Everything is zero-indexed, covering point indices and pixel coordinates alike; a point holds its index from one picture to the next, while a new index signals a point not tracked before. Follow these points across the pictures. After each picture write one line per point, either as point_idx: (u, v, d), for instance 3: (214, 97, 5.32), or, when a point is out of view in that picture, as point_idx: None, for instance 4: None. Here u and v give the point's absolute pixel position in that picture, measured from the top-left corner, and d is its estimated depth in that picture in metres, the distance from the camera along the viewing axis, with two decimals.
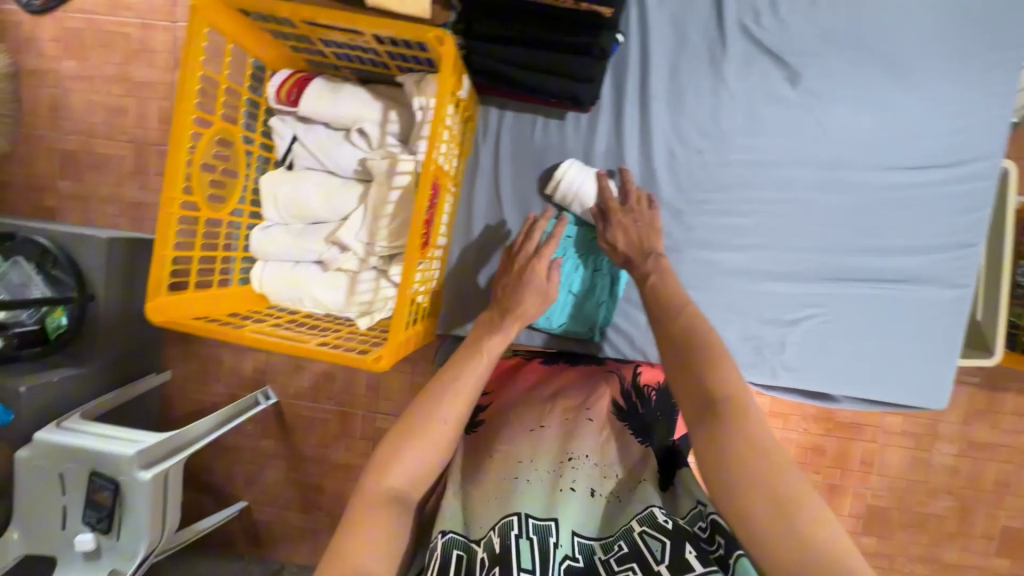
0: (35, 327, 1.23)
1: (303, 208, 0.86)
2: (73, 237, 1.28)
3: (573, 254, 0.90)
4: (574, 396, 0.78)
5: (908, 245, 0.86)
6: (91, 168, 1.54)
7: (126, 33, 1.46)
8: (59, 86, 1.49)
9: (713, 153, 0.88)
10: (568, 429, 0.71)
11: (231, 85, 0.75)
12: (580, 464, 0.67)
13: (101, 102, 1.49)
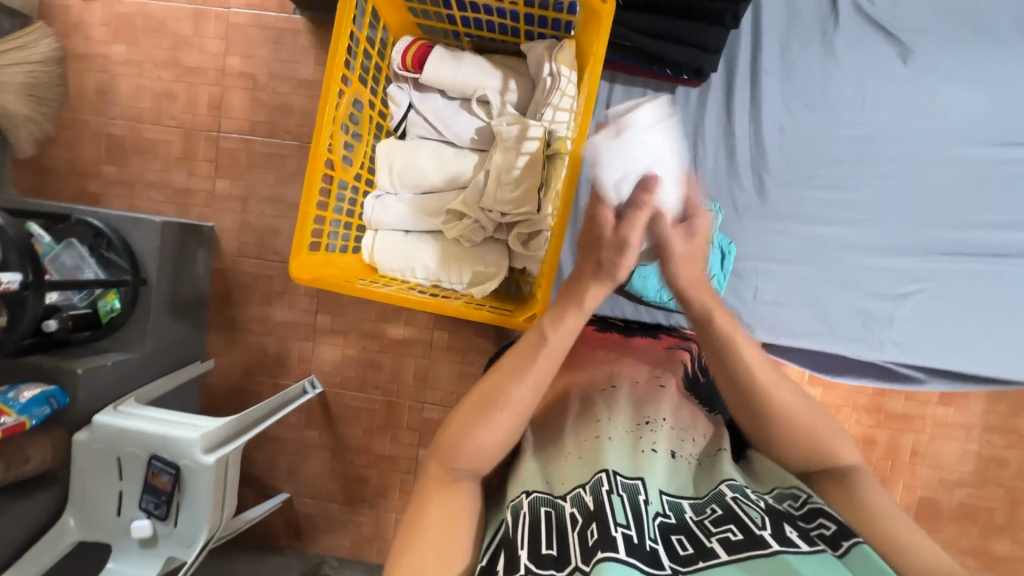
0: (87, 310, 1.21)
1: (417, 176, 0.85)
2: (125, 219, 1.26)
3: None
4: (643, 363, 0.78)
5: (1016, 220, 0.87)
6: (136, 153, 1.51)
7: (179, 18, 1.45)
8: (108, 72, 1.48)
9: (822, 127, 0.89)
10: (644, 394, 0.70)
11: (366, 47, 0.77)
12: (658, 427, 0.65)
13: (152, 87, 1.48)
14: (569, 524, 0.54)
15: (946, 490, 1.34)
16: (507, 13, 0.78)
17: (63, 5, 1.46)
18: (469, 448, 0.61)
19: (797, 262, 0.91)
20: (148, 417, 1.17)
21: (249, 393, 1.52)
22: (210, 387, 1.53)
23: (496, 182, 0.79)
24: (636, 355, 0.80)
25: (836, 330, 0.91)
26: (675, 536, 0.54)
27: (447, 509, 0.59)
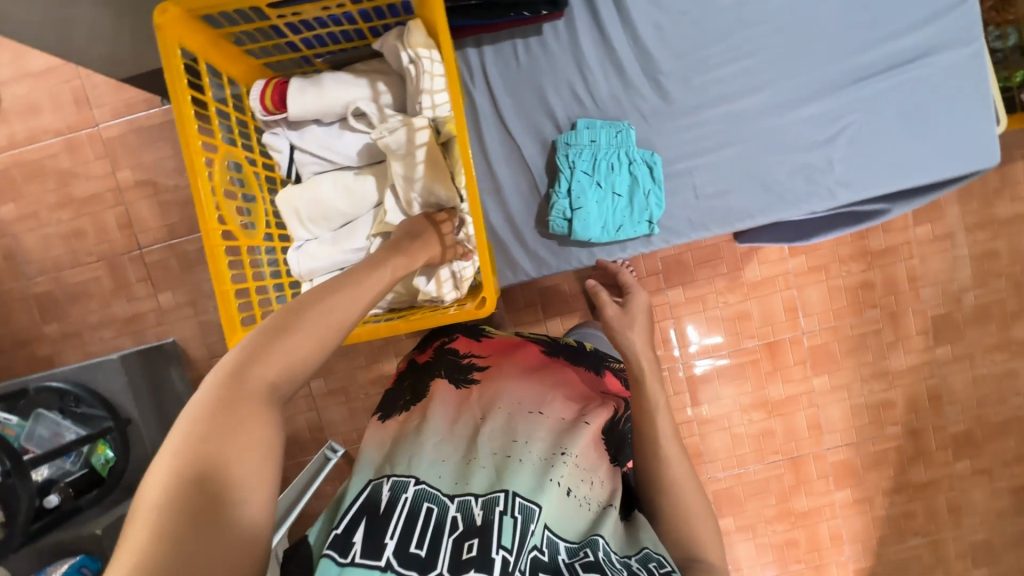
0: (84, 472, 1.17)
1: (329, 211, 0.82)
2: (85, 369, 1.21)
3: (605, 159, 0.88)
4: (574, 393, 0.73)
5: (910, 23, 0.87)
6: (69, 301, 1.45)
7: (54, 155, 1.39)
8: (8, 235, 1.41)
9: (695, 8, 0.88)
10: (564, 429, 0.67)
11: (218, 106, 0.73)
12: (569, 460, 0.63)
13: (58, 232, 1.42)
14: (447, 527, 0.57)
15: (952, 301, 1.36)
16: (344, 18, 0.75)
17: None
18: (266, 364, 0.45)
19: (723, 146, 0.90)
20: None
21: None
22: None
23: (403, 187, 0.77)
24: (568, 376, 0.76)
25: (784, 194, 0.90)
26: (542, 573, 0.55)
27: (230, 432, 0.42)
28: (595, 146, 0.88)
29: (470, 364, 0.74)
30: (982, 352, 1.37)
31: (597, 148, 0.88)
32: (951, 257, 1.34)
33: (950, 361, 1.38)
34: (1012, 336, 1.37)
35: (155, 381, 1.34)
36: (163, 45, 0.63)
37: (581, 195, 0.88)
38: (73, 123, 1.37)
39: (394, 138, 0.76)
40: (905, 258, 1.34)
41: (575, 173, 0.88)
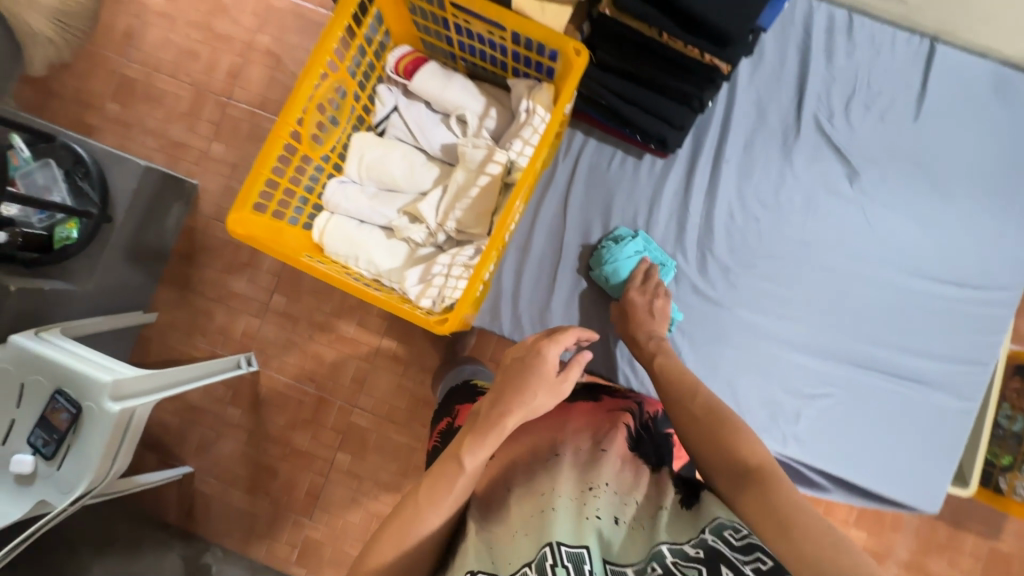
0: (42, 233, 1.21)
1: (385, 173, 0.89)
2: (109, 155, 1.27)
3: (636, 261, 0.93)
4: (584, 429, 0.70)
5: (929, 351, 0.92)
6: (143, 99, 1.54)
7: None
8: (139, 20, 1.54)
9: (770, 224, 0.95)
10: (583, 461, 0.63)
11: (361, 43, 0.82)
12: (600, 493, 0.58)
13: (178, 43, 1.54)
14: None
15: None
16: (500, 48, 0.84)
17: None
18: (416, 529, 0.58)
19: (721, 342, 0.95)
20: (67, 349, 1.12)
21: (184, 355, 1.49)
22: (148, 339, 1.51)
23: (452, 198, 0.84)
24: (575, 415, 0.73)
25: (748, 417, 0.94)
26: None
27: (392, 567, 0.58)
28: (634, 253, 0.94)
29: None
30: None
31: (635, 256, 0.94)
32: None
33: None
34: None
35: (154, 206, 1.38)
36: None
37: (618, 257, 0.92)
38: None
39: (473, 155, 0.83)
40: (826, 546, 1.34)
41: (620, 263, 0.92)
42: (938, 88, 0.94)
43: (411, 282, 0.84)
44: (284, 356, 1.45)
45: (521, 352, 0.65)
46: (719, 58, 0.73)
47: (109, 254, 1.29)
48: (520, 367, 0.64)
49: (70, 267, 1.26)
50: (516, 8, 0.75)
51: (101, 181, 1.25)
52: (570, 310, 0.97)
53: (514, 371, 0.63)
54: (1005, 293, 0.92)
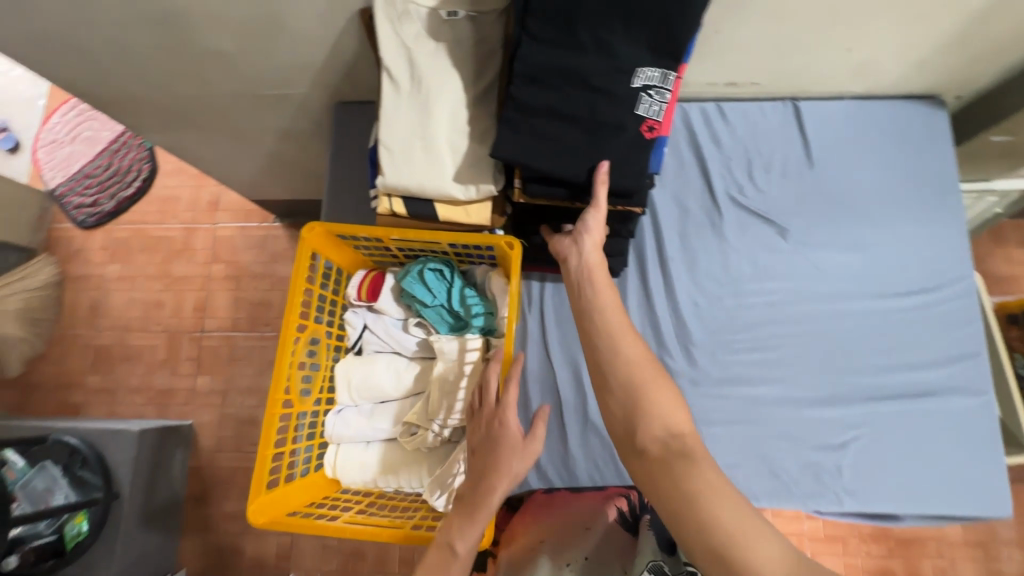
0: (53, 535, 1.49)
1: (375, 389, 0.93)
2: (103, 435, 1.61)
3: (444, 290, 0.90)
4: (569, 510, 0.93)
5: (925, 360, 0.96)
6: (151, 374, 1.93)
7: (190, 279, 1.99)
8: (137, 314, 1.98)
9: (732, 299, 1.02)
10: (564, 540, 0.89)
11: (320, 292, 0.89)
12: (575, 564, 0.85)
13: (167, 320, 1.97)
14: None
15: None
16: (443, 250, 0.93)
17: (118, 271, 2.03)
18: None
19: (738, 423, 0.96)
20: None
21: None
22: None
23: (437, 393, 0.86)
24: (570, 501, 0.94)
25: (791, 486, 0.93)
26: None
27: None
28: (448, 290, 0.90)
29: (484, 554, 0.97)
30: None
31: (448, 289, 0.90)
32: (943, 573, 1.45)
33: None
34: None
35: (153, 463, 1.69)
36: (299, 249, 0.80)
37: (432, 322, 0.91)
38: None
39: (449, 346, 0.88)
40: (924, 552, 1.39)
41: (439, 303, 0.90)
42: (818, 135, 1.06)
43: (432, 496, 0.81)
44: (324, 567, 1.73)
45: (491, 420, 0.74)
46: (631, 206, 0.81)
47: (124, 532, 1.58)
48: (487, 458, 0.72)
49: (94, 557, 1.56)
50: (444, 221, 0.85)
51: (100, 464, 1.57)
52: (588, 446, 0.97)
53: (488, 438, 0.73)
54: (961, 284, 0.99)
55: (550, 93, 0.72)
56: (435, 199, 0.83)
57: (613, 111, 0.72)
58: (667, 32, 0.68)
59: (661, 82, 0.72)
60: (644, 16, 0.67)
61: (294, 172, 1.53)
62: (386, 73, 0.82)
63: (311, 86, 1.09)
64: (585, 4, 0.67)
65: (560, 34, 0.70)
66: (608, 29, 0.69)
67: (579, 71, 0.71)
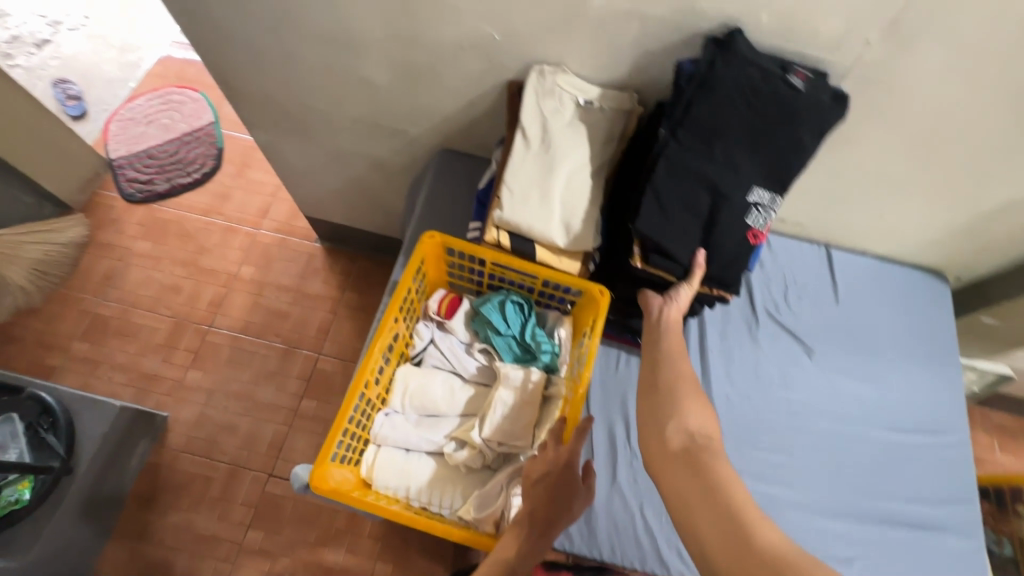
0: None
1: (429, 401, 0.97)
2: (81, 404, 1.54)
3: (518, 324, 0.99)
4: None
5: (924, 495, 1.05)
6: (143, 355, 1.86)
7: (216, 273, 2.01)
8: (150, 292, 1.96)
9: (760, 400, 1.11)
10: None
11: (409, 295, 0.96)
12: None
13: (178, 305, 1.95)
14: None
15: None
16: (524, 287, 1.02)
17: (146, 247, 2.04)
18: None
19: None
20: None
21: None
22: None
23: (494, 414, 0.91)
24: None
25: None
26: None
27: None
28: (521, 323, 0.98)
29: None
30: None
31: (521, 324, 0.99)
32: None
33: None
34: None
35: (116, 447, 1.60)
36: None
37: (499, 349, 0.98)
38: None
39: (515, 374, 0.94)
40: None
41: (511, 334, 0.98)
42: (845, 279, 1.24)
43: (474, 511, 0.85)
44: None
45: (557, 463, 0.78)
46: (725, 291, 0.96)
47: (61, 513, 1.44)
48: (545, 494, 0.76)
49: (14, 539, 1.38)
50: (540, 261, 0.96)
51: (69, 431, 1.48)
52: (611, 508, 1.00)
53: (556, 483, 0.76)
54: (957, 434, 1.11)
55: (681, 186, 0.87)
56: (538, 241, 0.94)
57: (727, 215, 0.87)
58: (781, 167, 0.86)
59: (768, 203, 0.88)
60: (765, 152, 0.86)
61: (365, 201, 1.65)
62: (521, 133, 0.97)
63: (429, 130, 1.25)
64: (726, 130, 0.85)
65: (699, 145, 0.86)
66: (737, 153, 0.86)
67: (709, 176, 0.86)
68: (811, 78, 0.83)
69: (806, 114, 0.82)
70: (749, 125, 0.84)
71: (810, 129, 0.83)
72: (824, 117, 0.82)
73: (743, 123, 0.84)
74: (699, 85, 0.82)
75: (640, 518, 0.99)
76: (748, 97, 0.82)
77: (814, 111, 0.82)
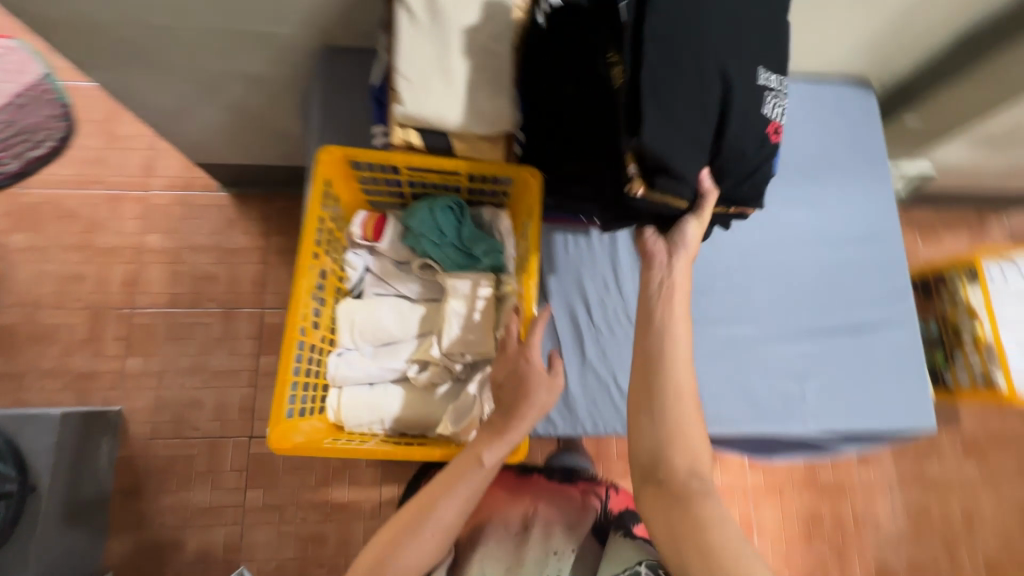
0: None
1: (380, 330, 0.91)
2: (18, 420, 1.41)
3: (454, 229, 0.91)
4: (552, 513, 0.95)
5: (866, 302, 1.12)
6: (70, 355, 1.71)
7: (119, 250, 1.79)
8: (50, 287, 1.74)
9: (710, 249, 1.12)
10: (545, 532, 0.93)
11: (326, 225, 0.86)
12: (563, 556, 0.91)
13: (89, 294, 1.75)
14: None
15: (814, 528, 1.69)
16: (451, 189, 0.93)
17: (24, 239, 1.77)
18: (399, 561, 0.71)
19: (718, 359, 1.06)
20: None
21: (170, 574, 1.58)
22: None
23: (450, 328, 0.87)
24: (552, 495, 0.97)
25: (765, 412, 1.04)
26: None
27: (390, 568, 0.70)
28: (457, 228, 0.91)
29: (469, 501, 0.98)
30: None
31: (457, 228, 0.91)
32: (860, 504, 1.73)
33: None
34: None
35: (77, 451, 1.51)
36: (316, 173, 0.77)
37: (439, 260, 0.91)
38: None
39: (461, 283, 0.89)
40: (852, 493, 1.73)
41: (449, 240, 0.90)
42: None
43: (451, 426, 0.84)
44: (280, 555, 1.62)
45: (515, 361, 0.77)
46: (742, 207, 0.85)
47: (43, 526, 1.38)
48: (511, 390, 0.76)
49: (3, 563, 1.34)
50: (459, 155, 0.85)
51: (15, 450, 1.37)
52: (586, 384, 1.02)
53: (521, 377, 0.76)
54: (892, 239, 1.17)
55: (685, 85, 0.71)
56: (451, 133, 0.83)
57: (737, 112, 0.74)
58: (771, 31, 0.78)
59: (780, 87, 0.78)
60: (752, 15, 0.76)
61: (258, 132, 1.45)
62: (402, 6, 0.82)
63: (300, 28, 1.05)
64: (703, 10, 0.72)
65: (683, 31, 0.72)
66: (726, 29, 0.74)
67: (710, 62, 0.72)
68: None
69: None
70: None
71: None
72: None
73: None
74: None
75: (614, 386, 1.02)
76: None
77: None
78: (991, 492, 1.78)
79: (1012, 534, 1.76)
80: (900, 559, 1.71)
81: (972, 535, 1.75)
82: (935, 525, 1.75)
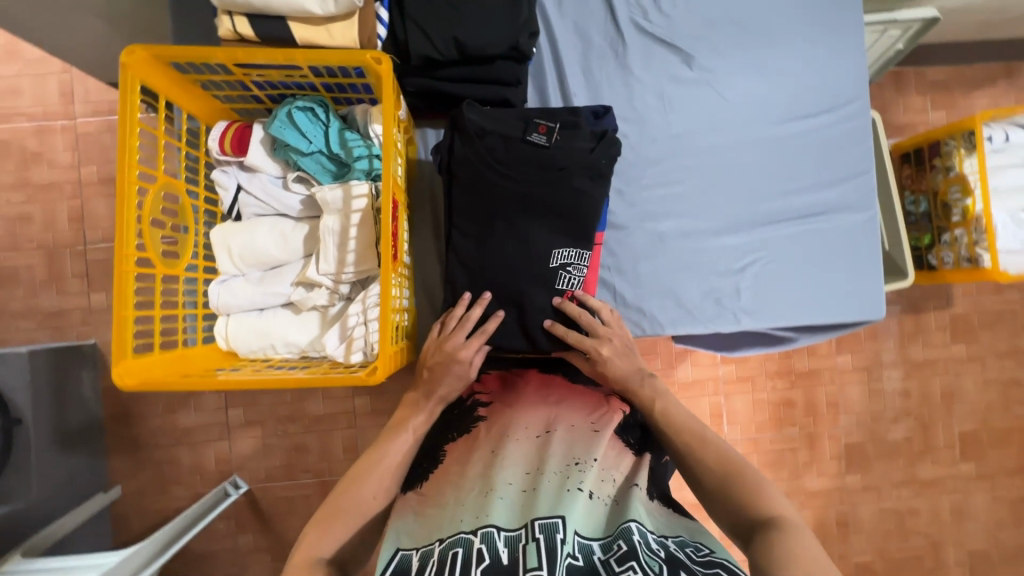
0: None
1: (261, 253, 0.85)
2: None
3: (320, 135, 0.80)
4: (579, 408, 0.78)
5: (817, 183, 0.99)
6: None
7: (30, 173, 1.42)
8: None
9: (638, 134, 0.97)
10: (572, 434, 0.72)
11: (169, 141, 0.76)
12: (587, 466, 0.67)
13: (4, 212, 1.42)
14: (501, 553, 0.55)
15: (786, 415, 1.67)
16: (311, 87, 0.81)
17: None
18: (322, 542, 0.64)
19: (643, 260, 0.97)
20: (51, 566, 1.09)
21: (171, 491, 1.50)
22: (125, 502, 1.50)
23: (329, 246, 0.79)
24: (578, 395, 0.82)
25: (694, 311, 0.97)
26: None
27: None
28: (324, 134, 0.80)
29: (475, 403, 0.82)
30: (872, 478, 1.71)
31: (325, 134, 0.81)
32: (840, 391, 1.70)
33: (832, 477, 1.70)
34: (898, 466, 1.71)
35: (61, 383, 1.36)
36: (122, 80, 0.66)
37: (311, 172, 0.82)
38: (49, 113, 1.42)
39: (332, 196, 0.79)
40: (827, 382, 1.69)
41: (321, 148, 0.81)
42: None
43: (334, 350, 0.80)
44: (268, 466, 1.51)
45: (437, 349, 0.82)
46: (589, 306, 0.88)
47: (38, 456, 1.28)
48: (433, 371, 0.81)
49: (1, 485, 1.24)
50: (300, 43, 0.72)
51: None
52: None
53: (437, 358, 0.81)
54: (856, 103, 0.99)
55: (489, 267, 0.85)
56: (288, 15, 0.70)
57: (535, 292, 0.85)
58: (581, 223, 0.84)
59: (578, 259, 0.85)
60: (550, 213, 0.83)
61: None
62: None
63: None
64: (497, 205, 0.83)
65: (479, 226, 0.84)
66: (528, 225, 0.84)
67: (507, 261, 0.84)
68: (552, 129, 0.83)
69: (568, 163, 0.82)
70: (518, 200, 0.83)
71: (584, 175, 0.82)
72: (592, 163, 0.82)
73: (512, 197, 0.83)
74: (453, 133, 0.84)
75: None
76: (500, 130, 0.82)
77: (575, 193, 0.83)
78: (977, 371, 1.71)
79: (994, 410, 1.72)
80: (871, 437, 1.70)
81: (950, 412, 1.72)
82: (912, 405, 1.71)
